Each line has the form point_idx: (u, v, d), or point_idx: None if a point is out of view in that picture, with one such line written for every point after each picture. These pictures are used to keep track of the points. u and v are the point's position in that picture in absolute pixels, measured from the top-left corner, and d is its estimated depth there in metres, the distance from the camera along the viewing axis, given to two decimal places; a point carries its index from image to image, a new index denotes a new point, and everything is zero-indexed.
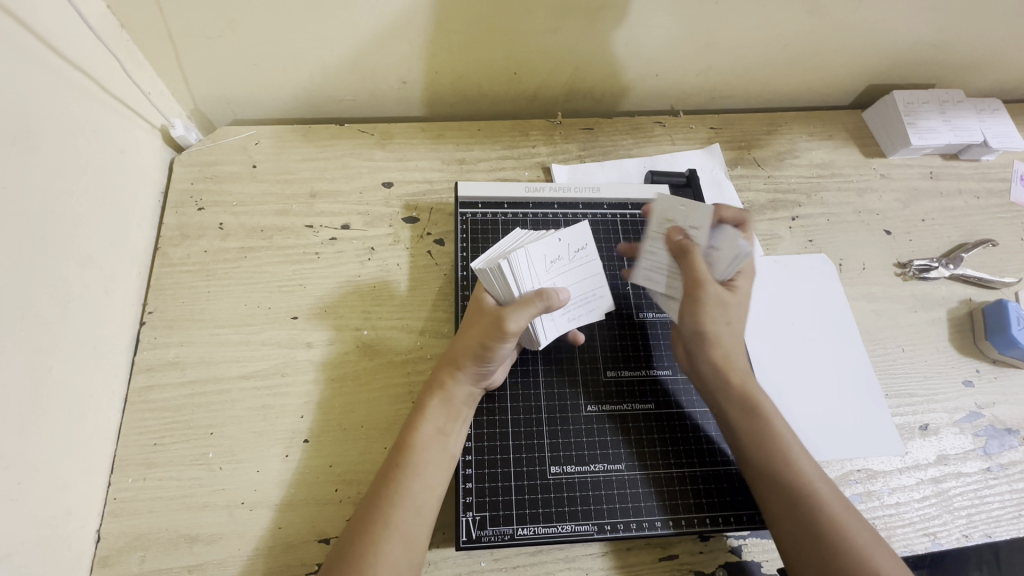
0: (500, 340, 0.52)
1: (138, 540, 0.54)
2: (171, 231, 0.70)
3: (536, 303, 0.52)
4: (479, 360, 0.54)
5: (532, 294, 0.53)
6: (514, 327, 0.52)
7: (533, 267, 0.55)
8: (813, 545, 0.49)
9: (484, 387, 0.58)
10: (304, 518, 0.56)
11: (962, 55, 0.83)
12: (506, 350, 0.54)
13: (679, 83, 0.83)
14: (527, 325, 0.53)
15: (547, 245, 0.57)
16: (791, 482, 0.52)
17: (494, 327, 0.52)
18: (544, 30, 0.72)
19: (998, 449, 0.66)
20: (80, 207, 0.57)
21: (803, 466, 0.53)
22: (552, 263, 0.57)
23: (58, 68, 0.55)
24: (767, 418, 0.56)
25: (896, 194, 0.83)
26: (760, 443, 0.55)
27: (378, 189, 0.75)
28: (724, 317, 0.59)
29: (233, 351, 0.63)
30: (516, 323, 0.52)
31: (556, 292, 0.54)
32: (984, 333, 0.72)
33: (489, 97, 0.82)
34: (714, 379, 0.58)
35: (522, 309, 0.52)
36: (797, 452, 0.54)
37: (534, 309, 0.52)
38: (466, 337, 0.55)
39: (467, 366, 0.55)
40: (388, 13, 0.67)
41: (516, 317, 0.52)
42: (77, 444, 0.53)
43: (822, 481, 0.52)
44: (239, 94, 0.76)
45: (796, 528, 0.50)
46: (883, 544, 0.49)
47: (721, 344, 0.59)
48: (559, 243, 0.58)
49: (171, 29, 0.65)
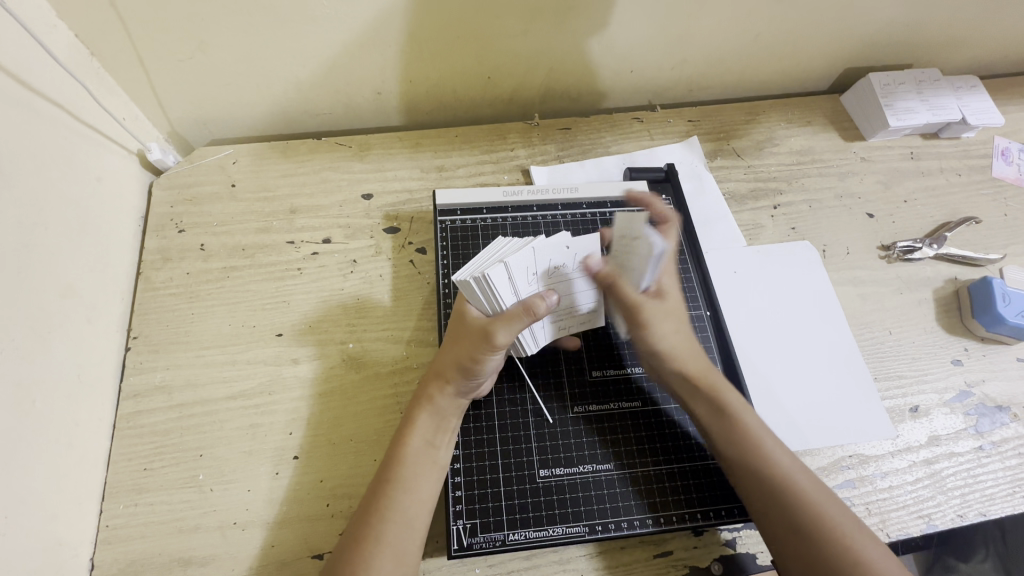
0: (488, 352, 0.52)
1: (132, 566, 0.54)
2: (153, 254, 0.70)
3: (521, 318, 0.52)
4: (468, 374, 0.54)
5: (517, 308, 0.52)
6: (501, 340, 0.52)
7: (517, 277, 0.53)
8: (796, 539, 0.49)
9: (472, 399, 0.58)
10: (297, 534, 0.56)
11: (935, 33, 0.83)
12: (493, 363, 0.54)
13: (654, 78, 0.84)
14: (514, 337, 0.53)
15: (551, 250, 0.56)
16: (765, 478, 0.52)
17: (482, 338, 0.53)
18: (514, 34, 0.72)
19: (989, 427, 0.66)
20: (59, 237, 0.57)
21: (778, 459, 0.53)
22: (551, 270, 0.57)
23: (27, 100, 0.55)
24: (738, 415, 0.56)
25: (876, 176, 0.83)
26: (735, 442, 0.55)
27: (358, 201, 0.75)
28: (667, 325, 0.61)
29: (220, 371, 0.63)
30: (505, 336, 0.52)
31: (542, 298, 0.53)
32: (971, 312, 0.71)
33: (465, 103, 0.83)
34: (681, 382, 0.59)
35: (508, 323, 0.52)
36: (772, 444, 0.54)
37: (520, 323, 0.52)
38: (454, 352, 0.55)
39: (453, 377, 0.55)
40: (356, 26, 0.67)
41: (505, 329, 0.52)
42: (67, 473, 0.53)
43: (800, 473, 0.52)
44: (214, 114, 0.76)
45: (780, 528, 0.50)
46: (868, 532, 0.49)
47: (679, 354, 0.60)
48: (566, 250, 0.57)
49: (141, 53, 0.65)
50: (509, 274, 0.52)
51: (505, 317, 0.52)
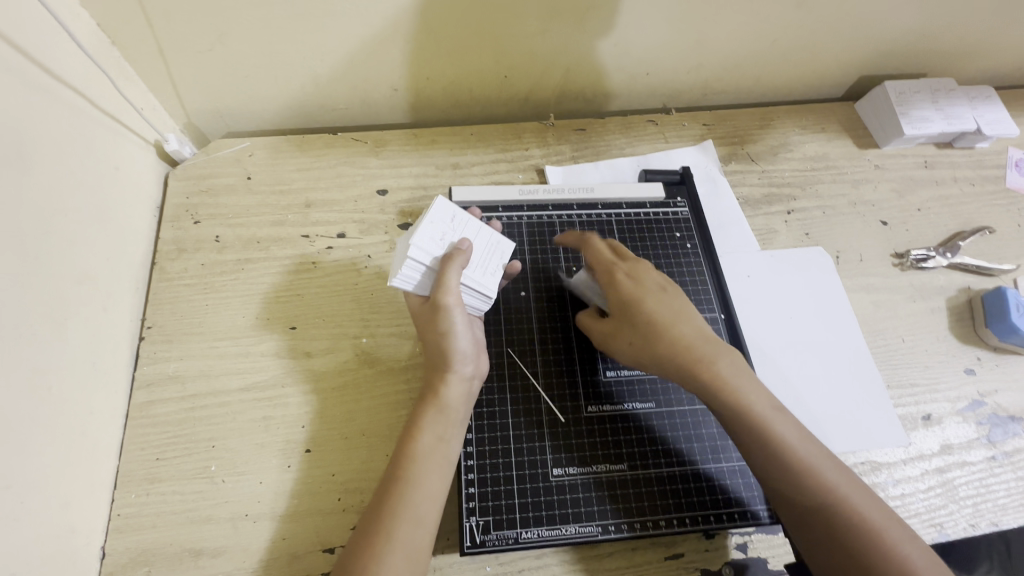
0: (446, 318, 0.54)
1: (143, 555, 0.54)
2: (168, 245, 0.70)
3: (449, 269, 0.54)
4: (445, 348, 0.55)
5: (443, 264, 0.55)
6: (448, 299, 0.54)
7: (429, 248, 0.55)
8: (857, 566, 0.45)
9: (475, 381, 0.58)
10: (308, 528, 0.56)
11: (952, 43, 0.83)
12: (460, 325, 0.55)
13: (670, 81, 0.84)
14: (457, 290, 0.55)
15: (436, 221, 0.57)
16: (817, 498, 0.48)
17: (433, 309, 0.55)
18: (532, 33, 0.72)
19: (1001, 437, 0.65)
20: (77, 225, 0.57)
21: (813, 464, 0.50)
22: (450, 231, 0.58)
23: (50, 87, 0.55)
24: (765, 421, 0.52)
25: (890, 184, 0.83)
26: (765, 449, 0.51)
27: (373, 197, 0.75)
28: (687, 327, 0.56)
29: (233, 362, 0.63)
30: (450, 293, 0.54)
31: (459, 246, 0.56)
32: (984, 321, 0.71)
33: (481, 102, 0.83)
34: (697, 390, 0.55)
35: (444, 284, 0.54)
36: (801, 447, 0.51)
37: (452, 274, 0.54)
38: (426, 338, 0.57)
39: (448, 362, 0.56)
40: (376, 22, 0.67)
41: (443, 288, 0.54)
42: (79, 461, 0.53)
43: (836, 478, 0.49)
44: (232, 106, 0.76)
45: (829, 548, 0.47)
46: (914, 539, 0.47)
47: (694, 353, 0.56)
48: (447, 218, 0.58)
49: (161, 44, 0.65)
50: (419, 247, 0.55)
51: (440, 282, 0.54)
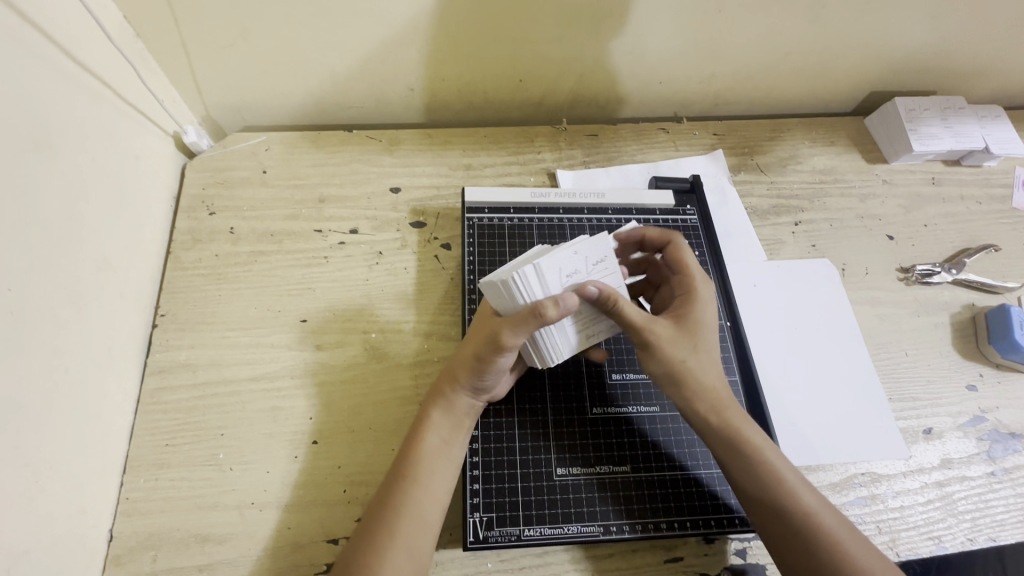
0: (495, 356, 0.51)
1: (149, 539, 0.55)
2: (183, 235, 0.71)
3: (530, 321, 0.48)
4: (475, 373, 0.53)
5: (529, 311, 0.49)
6: (509, 343, 0.50)
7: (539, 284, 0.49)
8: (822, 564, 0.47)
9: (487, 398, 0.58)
10: (312, 519, 0.56)
11: (963, 62, 0.84)
12: (505, 364, 0.53)
13: (683, 90, 0.85)
14: (523, 340, 0.50)
15: (561, 258, 0.50)
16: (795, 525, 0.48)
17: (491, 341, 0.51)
18: (549, 38, 0.73)
19: (1001, 453, 0.66)
20: (98, 211, 0.58)
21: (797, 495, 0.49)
22: (566, 277, 0.51)
23: (76, 75, 0.57)
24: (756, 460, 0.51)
25: (897, 200, 0.84)
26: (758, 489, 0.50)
27: (386, 194, 0.76)
28: None
29: (243, 353, 0.64)
30: (514, 342, 0.49)
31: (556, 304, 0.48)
32: (987, 338, 0.72)
33: (495, 104, 0.84)
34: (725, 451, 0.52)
35: (518, 327, 0.49)
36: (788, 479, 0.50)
37: (528, 326, 0.49)
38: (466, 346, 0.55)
39: (466, 379, 0.54)
40: (396, 22, 0.68)
41: (514, 335, 0.49)
42: (92, 442, 0.54)
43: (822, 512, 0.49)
44: (250, 101, 0.77)
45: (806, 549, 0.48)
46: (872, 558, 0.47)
47: None
48: (574, 256, 0.50)
49: (185, 37, 0.66)
50: (535, 276, 0.49)
51: (517, 324, 0.49)
